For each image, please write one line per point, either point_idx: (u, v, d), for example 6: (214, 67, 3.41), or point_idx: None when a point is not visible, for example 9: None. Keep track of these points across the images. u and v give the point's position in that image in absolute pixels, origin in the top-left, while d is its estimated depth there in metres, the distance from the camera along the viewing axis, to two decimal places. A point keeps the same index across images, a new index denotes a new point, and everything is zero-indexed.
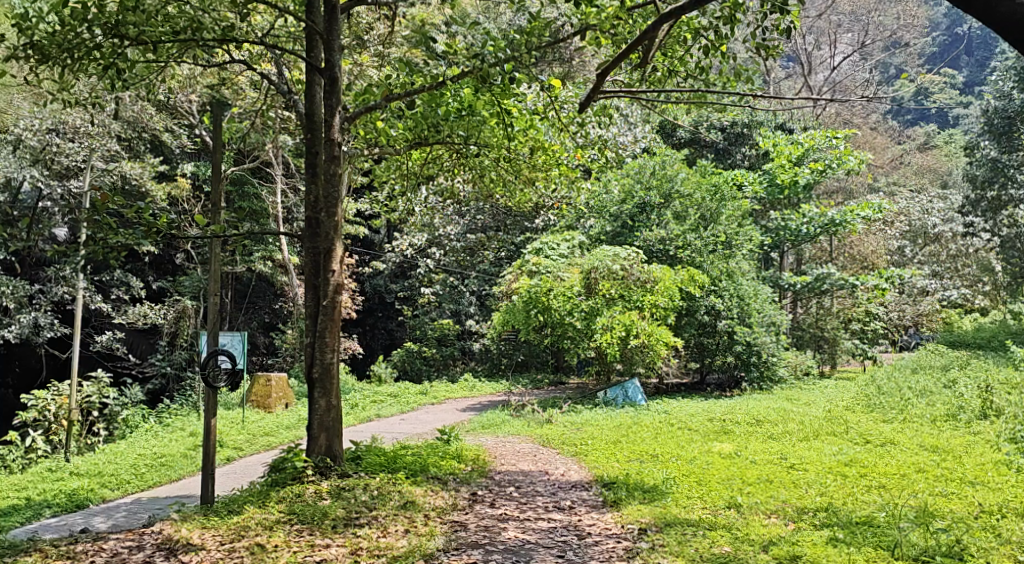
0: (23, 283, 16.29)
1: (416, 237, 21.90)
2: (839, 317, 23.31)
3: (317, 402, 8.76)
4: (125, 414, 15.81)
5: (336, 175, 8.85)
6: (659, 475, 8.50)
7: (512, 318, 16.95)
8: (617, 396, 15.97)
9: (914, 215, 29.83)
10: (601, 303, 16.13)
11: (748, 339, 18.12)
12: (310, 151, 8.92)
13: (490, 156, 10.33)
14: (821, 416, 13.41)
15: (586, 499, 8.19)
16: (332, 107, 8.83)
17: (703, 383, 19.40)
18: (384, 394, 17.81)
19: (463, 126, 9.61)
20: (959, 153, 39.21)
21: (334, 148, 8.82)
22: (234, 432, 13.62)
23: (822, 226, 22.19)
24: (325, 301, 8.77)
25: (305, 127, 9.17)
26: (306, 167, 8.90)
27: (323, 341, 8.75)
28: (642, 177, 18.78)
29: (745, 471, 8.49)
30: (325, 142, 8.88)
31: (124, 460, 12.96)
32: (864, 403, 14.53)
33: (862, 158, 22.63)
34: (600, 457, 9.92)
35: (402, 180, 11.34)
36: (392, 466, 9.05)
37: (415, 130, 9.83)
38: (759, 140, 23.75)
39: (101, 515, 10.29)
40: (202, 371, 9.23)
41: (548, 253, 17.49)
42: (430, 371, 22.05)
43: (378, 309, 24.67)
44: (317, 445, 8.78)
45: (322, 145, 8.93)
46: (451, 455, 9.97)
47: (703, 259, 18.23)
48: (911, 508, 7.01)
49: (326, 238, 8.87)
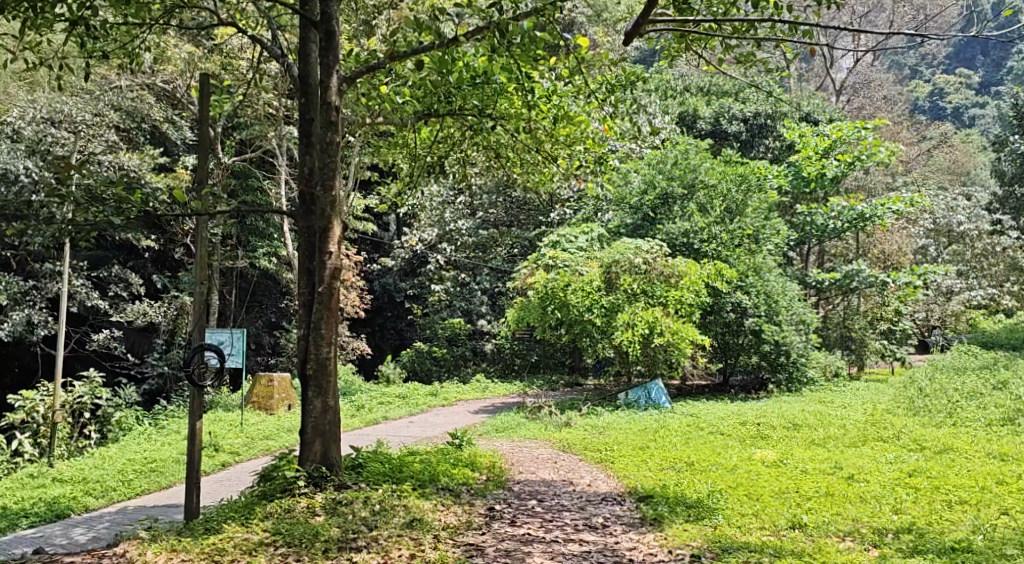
0: (17, 280, 15.45)
1: (426, 232, 21.33)
2: (867, 316, 22.29)
3: (312, 403, 7.84)
4: (118, 416, 14.88)
5: (333, 145, 7.92)
6: (703, 487, 7.51)
7: (527, 315, 15.93)
8: (639, 397, 14.88)
9: (938, 213, 28.56)
10: (623, 299, 15.16)
11: (776, 338, 17.10)
12: (305, 117, 8.00)
13: (509, 131, 9.40)
14: (863, 419, 12.45)
15: (620, 516, 7.23)
16: (329, 66, 7.92)
17: (726, 384, 18.43)
18: (392, 395, 16.89)
19: (478, 96, 8.67)
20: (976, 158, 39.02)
21: (331, 114, 7.87)
22: (231, 435, 12.72)
23: (850, 220, 21.17)
24: (320, 288, 7.84)
25: (299, 93, 8.23)
26: (300, 136, 7.98)
27: (319, 333, 7.82)
28: (664, 167, 17.80)
29: (800, 483, 7.50)
30: (321, 107, 7.95)
31: (112, 465, 12.08)
32: (906, 406, 13.50)
33: (894, 149, 21.69)
34: (629, 465, 8.95)
35: (410, 161, 10.41)
36: (397, 476, 8.08)
37: (423, 100, 8.87)
38: (784, 131, 22.81)
39: (81, 527, 9.42)
40: (185, 370, 8.35)
41: (565, 246, 16.59)
42: (440, 372, 20.93)
43: (387, 309, 23.82)
44: (312, 452, 7.84)
45: (318, 111, 8.01)
46: (464, 462, 9.02)
47: (730, 254, 17.29)
48: (1011, 532, 6.05)
49: (322, 215, 7.95)
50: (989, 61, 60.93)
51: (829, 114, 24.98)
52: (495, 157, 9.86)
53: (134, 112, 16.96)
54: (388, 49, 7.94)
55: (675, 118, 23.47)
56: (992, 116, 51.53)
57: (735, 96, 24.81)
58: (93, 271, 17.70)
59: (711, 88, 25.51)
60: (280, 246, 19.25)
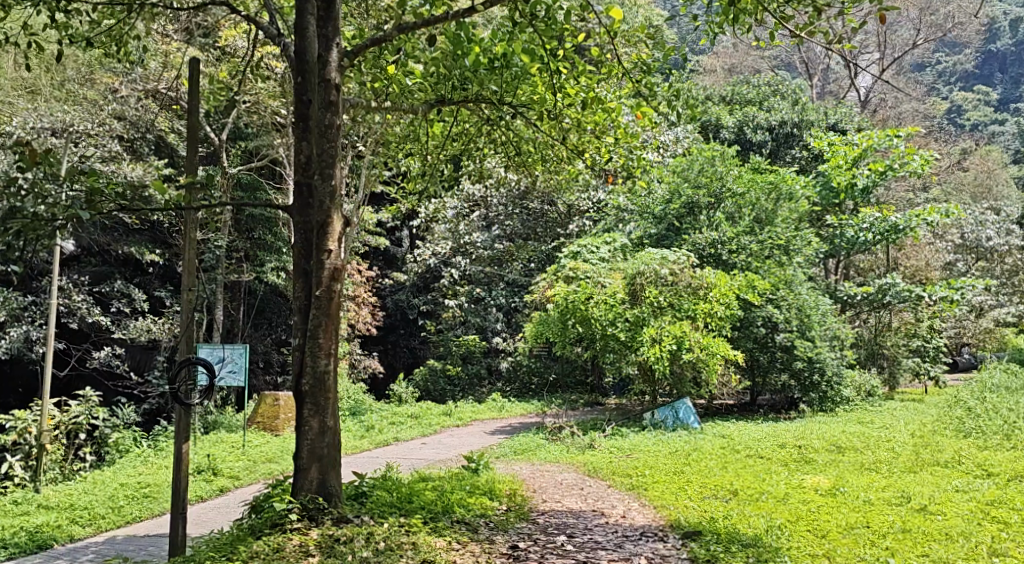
0: (15, 296, 14.71)
1: (439, 245, 20.63)
2: (901, 333, 21.28)
3: (308, 424, 7.01)
4: (116, 437, 14.10)
5: (333, 128, 7.15)
6: (759, 522, 6.63)
7: (546, 329, 15.06)
8: (666, 417, 13.90)
9: (968, 228, 28.11)
10: (649, 312, 14.24)
11: (809, 354, 16.16)
12: (301, 98, 7.26)
13: (532, 122, 8.56)
14: (912, 442, 11.51)
15: (665, 556, 6.36)
16: (328, 39, 7.21)
17: (754, 404, 17.52)
18: (404, 415, 16.03)
19: (497, 80, 7.83)
20: (1001, 173, 38.75)
21: (330, 92, 7.12)
22: (232, 458, 11.90)
23: (883, 232, 20.17)
24: (318, 291, 7.04)
25: (295, 73, 7.49)
26: (297, 120, 7.24)
27: (316, 343, 7.00)
28: (689, 175, 16.94)
29: (867, 515, 6.66)
30: (319, 85, 7.19)
31: (103, 491, 11.23)
32: (956, 427, 12.53)
33: (928, 158, 20.74)
34: (665, 493, 8.08)
35: (421, 160, 9.58)
36: (405, 507, 7.22)
37: (434, 86, 8.10)
38: (811, 140, 21.95)
39: (62, 560, 8.60)
40: (170, 388, 7.57)
41: (587, 257, 15.72)
42: (454, 392, 20.10)
43: (400, 326, 23.10)
44: (308, 480, 6.98)
45: (315, 91, 7.28)
46: (481, 489, 8.14)
47: (760, 265, 16.40)
48: None
49: (320, 208, 7.17)
50: (1006, 78, 60.22)
51: (857, 123, 24.16)
52: (515, 153, 9.03)
53: (138, 122, 16.23)
54: (394, 20, 7.19)
55: (697, 127, 22.68)
56: (1012, 132, 50.75)
57: (758, 104, 23.99)
58: (95, 286, 16.94)
59: (733, 98, 24.71)
60: (289, 261, 18.48)
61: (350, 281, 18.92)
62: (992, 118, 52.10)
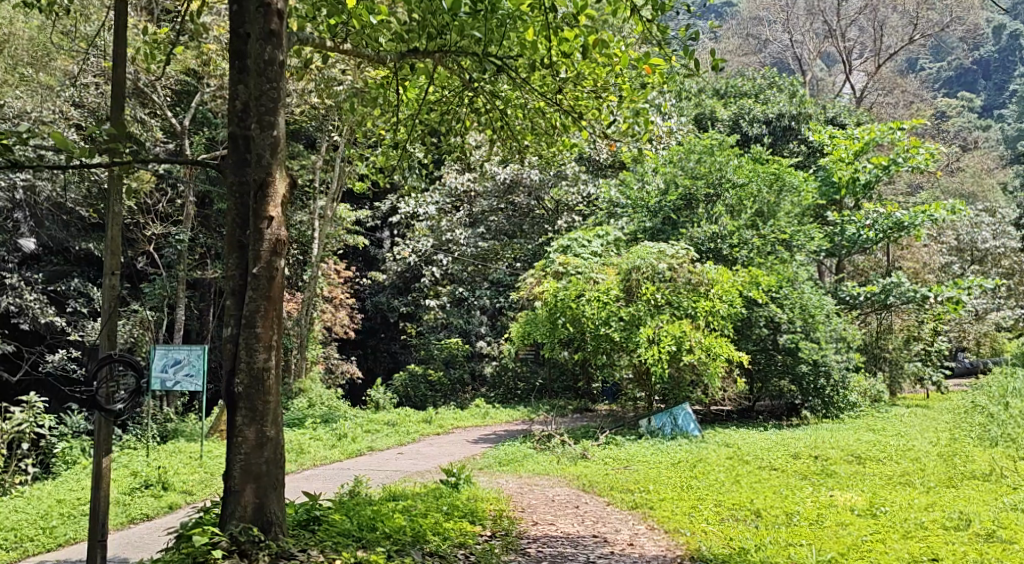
0: None
1: (420, 242, 19.17)
2: (902, 335, 20.31)
3: (243, 435, 5.89)
4: (62, 447, 12.79)
5: (275, 65, 6.06)
6: (807, 555, 5.70)
7: (535, 330, 13.90)
8: (665, 424, 12.73)
9: (963, 229, 27.28)
10: (645, 310, 13.08)
11: (814, 356, 15.11)
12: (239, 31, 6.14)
13: (521, 82, 7.44)
14: (934, 451, 10.47)
15: None
16: None
17: (753, 410, 16.48)
18: (380, 423, 14.85)
19: (482, 27, 6.71)
20: (992, 175, 38.06)
21: (272, 20, 6.01)
22: (187, 471, 10.66)
23: (887, 228, 19.13)
24: (255, 268, 5.95)
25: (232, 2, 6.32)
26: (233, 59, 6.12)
27: (253, 332, 5.90)
28: (686, 165, 15.84)
29: (929, 546, 5.81)
30: (258, 12, 6.05)
31: (36, 509, 9.92)
32: (980, 435, 11.49)
33: (932, 151, 19.79)
34: (678, 512, 7.02)
35: (391, 132, 8.41)
36: (365, 536, 6.12)
37: (405, 32, 7.08)
38: (810, 134, 20.96)
39: None
40: (91, 390, 6.40)
41: (578, 251, 14.61)
42: (436, 398, 19.02)
43: (380, 329, 22.00)
44: (243, 505, 5.84)
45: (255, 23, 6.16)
46: (461, 508, 7.03)
47: (762, 260, 15.39)
48: None
49: (259, 166, 6.08)
50: (990, 85, 59.60)
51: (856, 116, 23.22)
52: (499, 119, 7.88)
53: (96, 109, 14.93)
54: None
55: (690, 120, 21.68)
56: (998, 136, 50.17)
57: (754, 98, 23.00)
58: (50, 284, 15.65)
59: (728, 91, 23.69)
60: None
61: (326, 281, 17.74)
62: (978, 122, 51.54)
